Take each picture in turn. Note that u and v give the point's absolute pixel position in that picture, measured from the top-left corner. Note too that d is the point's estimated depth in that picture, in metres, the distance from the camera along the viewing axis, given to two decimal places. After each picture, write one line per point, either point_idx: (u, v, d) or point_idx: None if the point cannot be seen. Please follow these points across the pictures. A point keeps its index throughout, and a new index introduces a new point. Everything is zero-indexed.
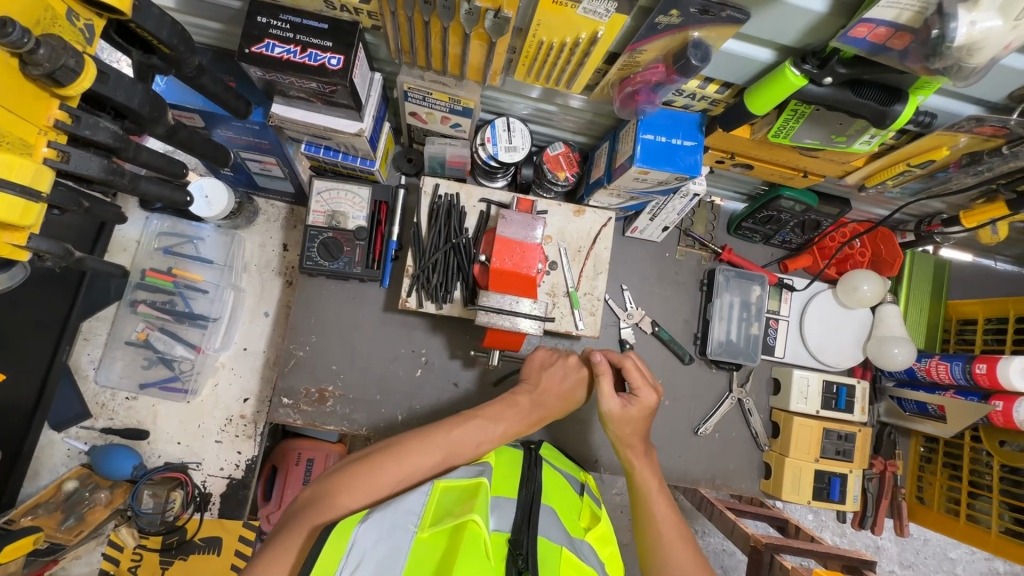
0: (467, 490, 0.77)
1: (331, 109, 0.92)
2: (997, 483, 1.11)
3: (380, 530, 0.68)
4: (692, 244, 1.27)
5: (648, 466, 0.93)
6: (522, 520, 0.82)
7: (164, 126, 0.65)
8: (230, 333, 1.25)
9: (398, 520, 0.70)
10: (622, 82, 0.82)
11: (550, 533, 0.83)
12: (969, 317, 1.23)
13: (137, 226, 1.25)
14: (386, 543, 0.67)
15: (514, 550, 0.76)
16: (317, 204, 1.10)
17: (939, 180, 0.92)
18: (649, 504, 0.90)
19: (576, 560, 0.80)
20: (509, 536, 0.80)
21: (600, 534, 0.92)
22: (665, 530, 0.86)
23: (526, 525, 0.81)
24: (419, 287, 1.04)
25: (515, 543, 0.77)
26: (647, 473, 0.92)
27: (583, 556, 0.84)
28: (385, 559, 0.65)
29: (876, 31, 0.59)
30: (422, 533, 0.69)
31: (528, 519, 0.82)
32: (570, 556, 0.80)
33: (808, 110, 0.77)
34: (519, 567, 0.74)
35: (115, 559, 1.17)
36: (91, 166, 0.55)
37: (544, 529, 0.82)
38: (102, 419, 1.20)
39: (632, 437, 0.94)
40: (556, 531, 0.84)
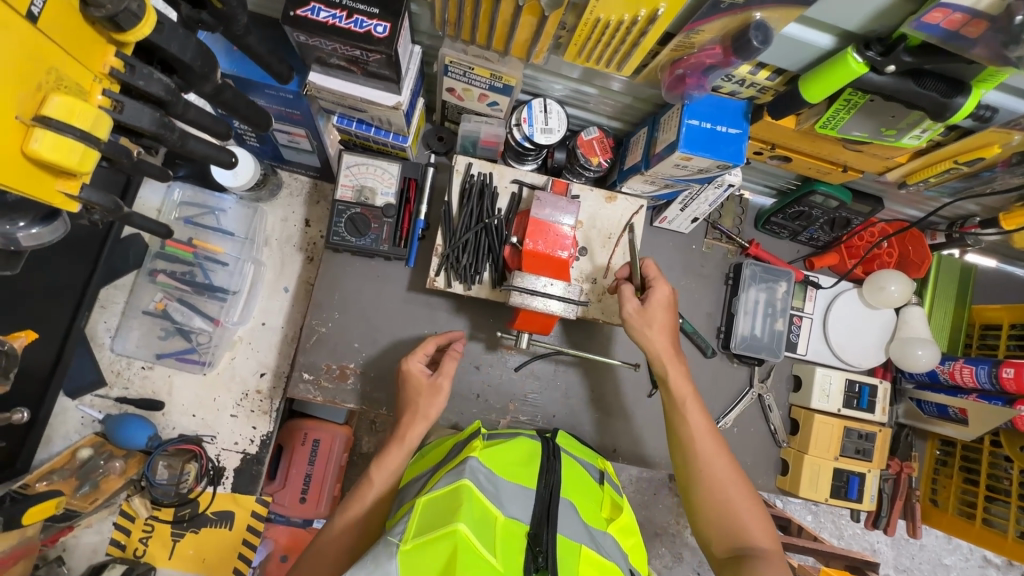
0: (446, 499, 0.76)
1: (370, 80, 0.90)
2: (1016, 488, 1.11)
3: (365, 568, 0.66)
4: (719, 237, 1.26)
5: (684, 383, 0.92)
6: (542, 515, 0.81)
7: (212, 84, 0.64)
8: (248, 306, 1.23)
9: (380, 549, 0.69)
10: (674, 64, 0.81)
11: (570, 530, 0.83)
12: (993, 323, 1.22)
13: (158, 193, 1.22)
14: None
15: (532, 544, 0.77)
16: (345, 178, 1.08)
17: (983, 179, 0.92)
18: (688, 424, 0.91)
19: (595, 558, 0.80)
20: (529, 529, 0.79)
21: (622, 525, 0.92)
22: (710, 449, 0.88)
23: (545, 521, 0.80)
24: (448, 267, 1.02)
25: (534, 539, 0.78)
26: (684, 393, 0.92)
27: (604, 551, 0.84)
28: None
29: (951, 18, 0.58)
30: (406, 545, 0.69)
31: (547, 515, 0.81)
32: (589, 553, 0.80)
33: (862, 100, 0.76)
34: (537, 564, 0.75)
35: (127, 529, 1.16)
36: (143, 118, 0.56)
37: (564, 526, 0.82)
38: (117, 387, 1.18)
39: (669, 354, 0.92)
40: (575, 529, 0.84)
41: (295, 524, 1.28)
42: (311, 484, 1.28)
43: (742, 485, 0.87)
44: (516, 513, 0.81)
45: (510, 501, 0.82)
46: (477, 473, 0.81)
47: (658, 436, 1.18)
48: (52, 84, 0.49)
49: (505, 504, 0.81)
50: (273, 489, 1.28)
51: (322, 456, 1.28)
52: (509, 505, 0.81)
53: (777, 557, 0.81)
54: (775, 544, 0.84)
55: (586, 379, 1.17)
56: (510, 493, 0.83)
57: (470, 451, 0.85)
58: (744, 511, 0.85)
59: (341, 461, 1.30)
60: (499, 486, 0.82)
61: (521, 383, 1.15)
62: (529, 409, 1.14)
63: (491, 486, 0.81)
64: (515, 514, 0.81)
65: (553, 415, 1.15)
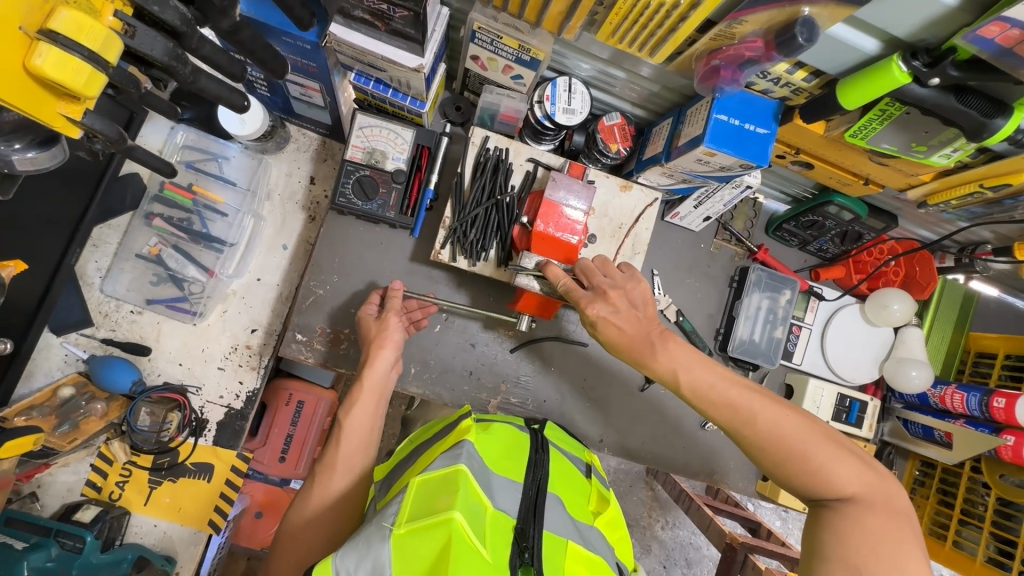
0: (443, 481, 0.75)
1: (394, 38, 0.87)
2: (990, 515, 1.12)
3: (358, 550, 0.66)
4: (729, 238, 1.24)
5: (691, 352, 0.81)
6: (529, 509, 0.82)
7: (230, 21, 0.60)
8: (245, 260, 1.21)
9: (372, 531, 0.69)
10: (711, 53, 0.78)
11: (557, 525, 0.83)
12: (988, 351, 1.22)
13: (160, 134, 1.18)
14: (367, 559, 0.65)
15: (519, 539, 0.77)
16: (356, 138, 1.04)
17: (1005, 207, 0.91)
18: (709, 392, 0.79)
19: (583, 553, 0.81)
20: (515, 524, 0.80)
21: (609, 519, 0.94)
22: (749, 411, 0.77)
23: (532, 517, 0.81)
24: (454, 240, 1.00)
25: (521, 535, 0.78)
26: (689, 367, 0.80)
27: (591, 544, 0.85)
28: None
29: (1008, 34, 0.56)
30: (399, 530, 0.69)
31: (535, 511, 0.81)
32: (576, 549, 0.80)
33: (898, 112, 0.74)
34: (523, 560, 0.75)
35: (104, 472, 1.15)
36: (155, 46, 0.52)
37: (551, 522, 0.83)
38: (103, 329, 1.16)
39: (656, 335, 0.82)
40: (562, 524, 0.84)
41: (272, 482, 1.33)
42: (292, 445, 1.30)
43: (800, 431, 0.75)
44: (504, 506, 0.81)
45: (500, 494, 0.82)
46: (472, 458, 0.81)
47: (644, 431, 1.17)
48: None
49: (494, 496, 0.81)
50: (253, 445, 1.29)
51: (305, 418, 1.29)
52: (498, 497, 0.82)
53: (867, 502, 0.71)
54: (863, 481, 0.73)
55: (578, 365, 1.16)
56: (499, 485, 0.84)
57: (465, 434, 0.85)
58: (817, 461, 0.74)
59: (324, 424, 1.31)
60: (489, 476, 0.83)
61: (515, 365, 1.14)
62: (520, 392, 1.14)
63: (482, 475, 0.81)
64: (504, 507, 0.81)
65: (543, 399, 1.14)
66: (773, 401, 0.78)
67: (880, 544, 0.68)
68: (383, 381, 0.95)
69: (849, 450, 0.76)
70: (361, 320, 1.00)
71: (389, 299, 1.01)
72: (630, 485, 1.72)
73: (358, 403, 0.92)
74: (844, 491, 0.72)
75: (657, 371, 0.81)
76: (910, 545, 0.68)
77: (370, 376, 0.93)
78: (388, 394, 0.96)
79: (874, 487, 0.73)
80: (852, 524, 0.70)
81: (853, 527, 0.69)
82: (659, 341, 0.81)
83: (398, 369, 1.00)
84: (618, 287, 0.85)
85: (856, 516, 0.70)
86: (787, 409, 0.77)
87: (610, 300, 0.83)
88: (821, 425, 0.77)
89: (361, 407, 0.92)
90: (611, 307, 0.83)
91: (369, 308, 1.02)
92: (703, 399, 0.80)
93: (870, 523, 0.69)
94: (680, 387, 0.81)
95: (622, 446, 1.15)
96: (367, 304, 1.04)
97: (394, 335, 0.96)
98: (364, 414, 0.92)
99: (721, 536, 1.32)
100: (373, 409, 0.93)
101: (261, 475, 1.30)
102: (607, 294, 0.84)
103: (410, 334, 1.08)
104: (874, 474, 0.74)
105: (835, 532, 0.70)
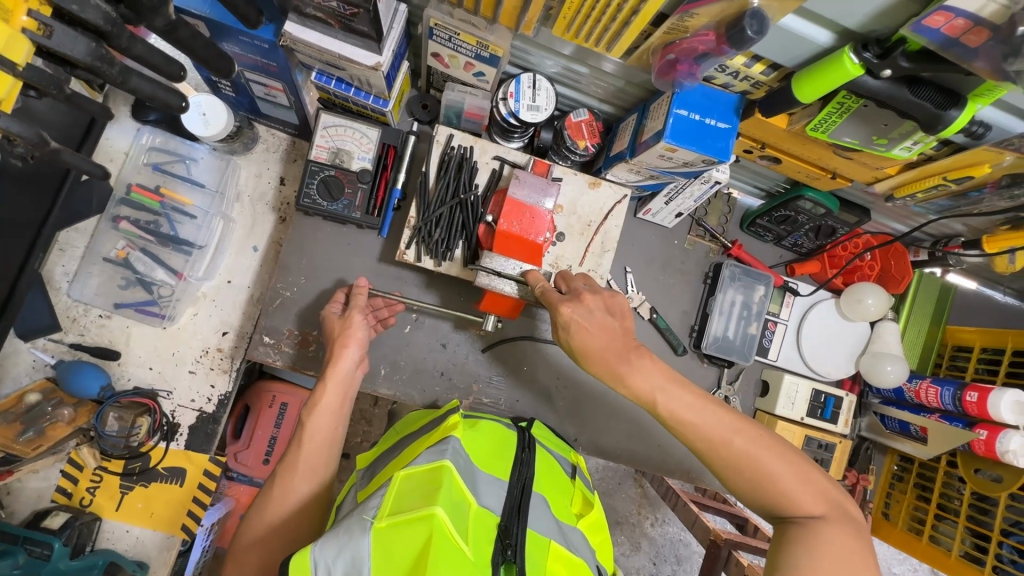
0: (427, 477, 0.74)
1: (350, 36, 0.86)
2: (965, 509, 1.11)
3: (338, 540, 0.66)
4: (703, 234, 1.23)
5: (659, 372, 0.79)
6: (513, 508, 0.81)
7: (164, 19, 0.60)
8: (215, 262, 1.20)
9: (353, 523, 0.68)
10: (666, 47, 0.77)
11: (539, 525, 0.82)
12: (965, 345, 1.21)
13: (127, 136, 1.18)
14: (346, 551, 0.65)
15: (502, 536, 0.76)
16: (321, 138, 1.03)
17: (971, 200, 0.91)
18: (679, 411, 0.77)
19: (565, 554, 0.79)
20: (499, 521, 0.78)
21: (593, 522, 0.93)
22: (723, 432, 0.76)
23: (516, 515, 0.79)
24: (419, 240, 0.99)
25: (504, 531, 0.77)
26: (664, 388, 0.78)
27: (574, 547, 0.84)
28: (350, 567, 0.64)
29: (954, 23, 0.56)
30: (380, 523, 0.68)
31: (518, 509, 0.80)
32: (558, 550, 0.79)
33: (856, 105, 0.73)
34: (506, 558, 0.74)
35: (74, 478, 1.15)
36: (77, 47, 0.52)
37: (535, 521, 0.82)
38: (71, 334, 1.15)
39: (614, 334, 0.81)
40: (545, 523, 0.83)
41: (257, 485, 1.32)
42: (275, 447, 1.29)
43: (769, 450, 0.75)
44: (489, 503, 0.80)
45: (485, 491, 0.81)
46: (457, 455, 0.81)
47: (617, 430, 1.16)
48: None
49: (479, 493, 0.80)
50: (236, 448, 1.29)
51: (288, 420, 1.29)
52: (483, 494, 0.80)
53: (834, 521, 0.72)
54: (828, 500, 0.74)
55: (552, 364, 1.15)
56: (485, 481, 0.83)
57: (452, 431, 0.85)
58: (785, 482, 0.73)
59: None
60: (474, 473, 0.82)
61: (487, 365, 1.13)
62: (493, 391, 1.13)
63: (467, 472, 0.80)
64: (488, 504, 0.80)
65: (516, 399, 1.14)
66: (745, 422, 0.77)
67: (843, 562, 0.69)
68: (347, 380, 0.92)
69: (815, 470, 0.77)
70: (326, 319, 0.98)
71: (355, 297, 1.00)
72: (617, 483, 1.71)
73: (322, 402, 0.89)
74: (811, 510, 0.73)
75: (626, 386, 0.79)
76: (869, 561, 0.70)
77: (335, 373, 0.91)
78: (353, 393, 0.94)
79: (838, 506, 0.74)
80: (819, 543, 0.70)
81: (820, 543, 0.70)
82: (633, 355, 0.79)
83: (363, 368, 0.97)
84: (596, 292, 0.85)
85: (823, 533, 0.71)
86: (759, 430, 0.77)
87: (584, 302, 0.82)
88: (791, 446, 0.77)
89: (322, 405, 0.89)
90: (586, 309, 0.82)
91: (334, 307, 1.00)
92: (677, 422, 0.77)
93: (836, 541, 0.70)
94: (656, 409, 0.78)
95: (596, 445, 1.15)
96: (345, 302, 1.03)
97: (359, 333, 0.95)
98: (324, 411, 0.89)
99: (705, 533, 1.31)
100: (337, 408, 0.91)
101: (245, 478, 1.30)
102: (583, 298, 0.83)
103: (377, 333, 1.07)
104: (837, 493, 0.75)
105: (803, 549, 0.70)
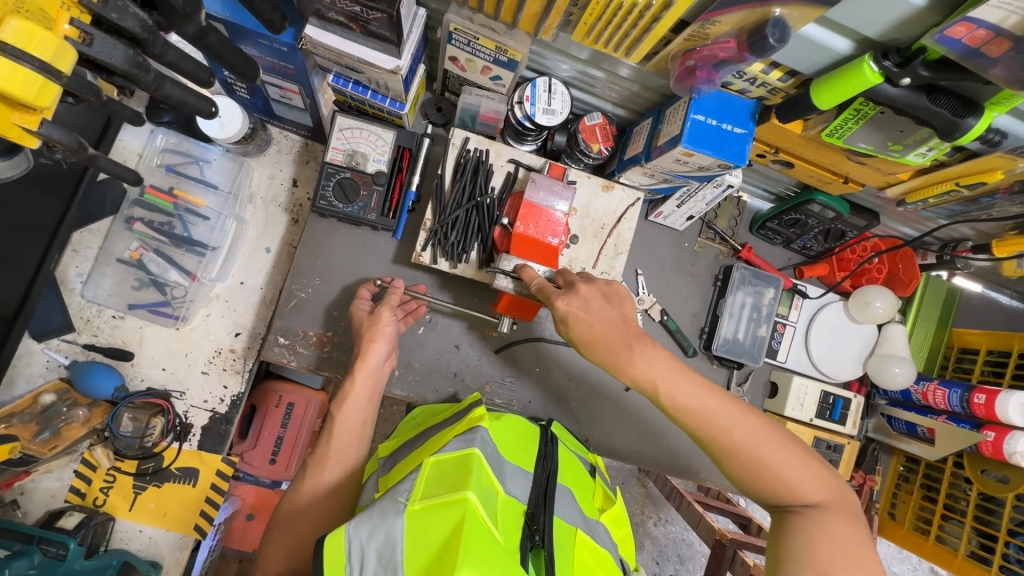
0: (456, 463, 0.75)
1: (370, 40, 0.86)
2: (972, 510, 1.13)
3: (372, 520, 0.67)
4: (713, 237, 1.24)
5: (662, 361, 0.78)
6: (539, 496, 0.82)
7: (196, 25, 0.61)
8: (228, 264, 1.20)
9: (386, 504, 0.69)
10: (685, 54, 0.78)
11: (566, 514, 0.83)
12: (971, 347, 1.23)
13: (140, 138, 1.18)
14: (380, 531, 0.66)
15: (530, 522, 0.77)
16: (336, 140, 1.04)
17: (982, 205, 0.93)
18: (679, 400, 0.77)
19: (591, 544, 0.81)
20: (525, 509, 0.80)
21: (615, 516, 0.95)
22: (724, 423, 0.76)
23: (542, 503, 0.80)
24: (435, 242, 1.00)
25: (531, 518, 0.78)
26: (666, 375, 0.77)
27: (598, 538, 0.85)
28: (383, 547, 0.65)
29: (975, 34, 0.57)
30: (413, 506, 0.69)
31: (544, 497, 0.81)
32: (584, 538, 0.81)
33: (873, 111, 0.74)
34: (534, 542, 0.75)
35: (87, 478, 1.15)
36: (115, 54, 0.55)
37: (561, 510, 0.83)
38: (85, 334, 1.15)
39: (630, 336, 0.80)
40: (571, 513, 0.84)
41: (263, 483, 1.33)
42: (282, 447, 1.30)
43: (769, 439, 0.76)
44: (515, 492, 0.81)
45: (511, 480, 0.83)
46: (485, 444, 0.82)
47: (628, 430, 1.17)
48: (12, 8, 0.48)
49: (506, 483, 0.81)
50: (243, 448, 1.29)
51: (296, 419, 1.29)
52: (509, 483, 0.82)
53: (831, 509, 0.74)
54: (827, 489, 0.75)
55: (563, 365, 1.16)
56: (511, 472, 0.84)
57: (479, 421, 0.85)
58: (785, 472, 0.74)
59: (315, 426, 1.31)
60: (501, 463, 0.83)
61: (499, 366, 1.14)
62: (505, 392, 1.14)
63: (495, 462, 0.81)
64: (514, 493, 0.81)
65: (528, 399, 1.15)
66: (746, 412, 0.77)
67: (842, 550, 0.71)
68: (376, 374, 0.95)
69: (815, 458, 0.78)
70: (355, 315, 1.00)
71: (388, 295, 1.00)
72: (621, 483, 1.72)
73: (352, 395, 0.92)
74: (809, 498, 0.74)
75: (634, 379, 0.78)
76: (866, 548, 0.72)
77: (364, 367, 0.94)
78: (381, 388, 0.97)
79: (836, 494, 0.75)
80: (816, 531, 0.72)
81: (819, 533, 0.72)
82: (637, 344, 0.78)
83: (390, 364, 1.00)
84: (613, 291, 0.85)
85: (823, 522, 0.73)
86: (759, 419, 0.77)
87: (581, 294, 0.81)
88: (791, 435, 0.78)
89: (350, 399, 0.92)
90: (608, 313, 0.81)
91: (362, 304, 1.02)
92: (681, 411, 0.77)
93: (834, 529, 0.72)
94: (659, 397, 0.78)
95: (604, 446, 1.16)
96: (353, 301, 1.03)
97: (387, 329, 0.96)
98: (348, 404, 0.91)
99: (711, 532, 1.32)
100: (366, 403, 0.94)
101: (252, 477, 1.31)
102: (578, 289, 0.81)
103: (403, 327, 1.07)
104: (836, 481, 0.76)
105: (803, 538, 0.72)
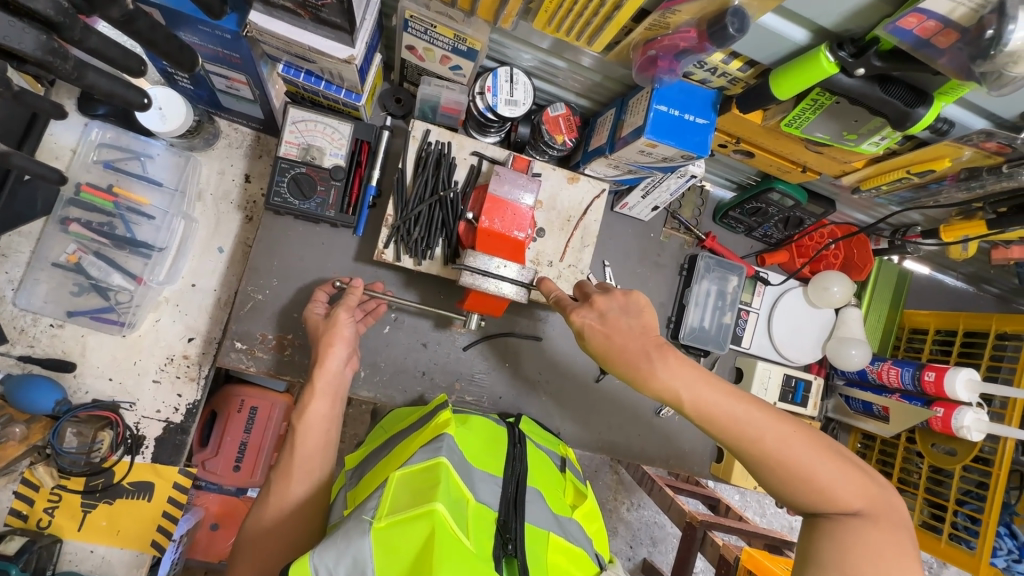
0: (424, 477, 0.73)
1: (320, 28, 0.82)
2: (924, 481, 1.19)
3: (337, 545, 0.64)
4: (678, 227, 1.25)
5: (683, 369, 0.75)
6: (510, 502, 0.81)
7: (120, 8, 0.57)
8: (177, 266, 1.13)
9: (352, 525, 0.67)
10: (647, 43, 0.77)
11: (537, 517, 0.82)
12: (921, 327, 1.28)
13: (74, 133, 1.10)
14: (346, 555, 0.63)
15: (502, 530, 0.77)
16: (289, 133, 0.99)
17: (930, 191, 0.97)
18: (708, 405, 0.74)
19: (564, 545, 0.81)
20: (497, 516, 0.79)
21: (587, 511, 0.94)
22: (755, 431, 0.73)
23: (513, 509, 0.80)
24: (398, 239, 0.96)
25: (504, 526, 0.77)
26: (692, 386, 0.74)
27: (571, 536, 0.85)
28: (352, 572, 0.63)
29: (925, 24, 0.58)
30: (380, 523, 0.66)
31: (515, 502, 0.80)
32: (557, 540, 0.80)
33: (829, 101, 0.76)
34: (506, 551, 0.75)
35: (30, 498, 1.08)
36: (24, 40, 0.50)
37: (532, 514, 0.82)
38: (20, 345, 1.07)
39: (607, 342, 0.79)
40: (542, 515, 0.84)
41: (227, 491, 1.28)
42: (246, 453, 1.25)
43: (804, 446, 0.73)
44: (486, 499, 0.80)
45: (481, 487, 0.81)
46: (452, 451, 0.80)
47: (600, 422, 1.17)
48: None
49: (476, 489, 0.80)
50: (204, 456, 1.23)
51: (259, 423, 1.24)
52: (479, 489, 0.80)
53: (871, 518, 0.71)
54: (865, 495, 0.72)
55: (532, 360, 1.15)
56: (480, 477, 0.82)
57: (445, 428, 0.83)
58: (819, 478, 0.72)
59: (279, 430, 1.26)
60: (469, 470, 0.82)
61: (469, 362, 1.12)
62: (475, 389, 1.12)
63: (463, 468, 0.80)
64: (485, 499, 0.80)
65: (499, 394, 1.13)
66: (779, 418, 0.74)
67: (881, 557, 0.68)
68: (337, 378, 0.91)
69: (852, 463, 0.75)
70: (310, 319, 0.95)
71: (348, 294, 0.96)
72: (594, 471, 1.73)
73: (311, 408, 0.87)
74: (847, 505, 0.71)
75: (659, 391, 0.75)
76: (906, 557, 0.69)
77: (323, 374, 0.89)
78: (343, 393, 0.92)
79: (876, 500, 0.72)
80: (854, 540, 0.69)
81: (856, 542, 0.69)
82: (658, 356, 0.75)
83: (353, 366, 0.95)
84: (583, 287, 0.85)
85: (860, 530, 0.70)
86: (792, 424, 0.74)
87: (595, 307, 0.81)
88: (823, 439, 0.75)
89: (310, 406, 0.87)
90: (598, 314, 0.80)
91: (318, 307, 0.97)
92: (702, 414, 0.74)
93: (873, 538, 0.69)
94: (683, 405, 0.75)
95: (575, 439, 1.16)
96: (309, 303, 0.99)
97: (345, 330, 0.92)
98: (307, 414, 0.87)
99: (682, 516, 1.34)
100: (330, 410, 0.89)
101: (216, 486, 1.27)
102: (593, 302, 0.81)
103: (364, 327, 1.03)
104: (876, 488, 0.73)
105: (838, 546, 0.69)
